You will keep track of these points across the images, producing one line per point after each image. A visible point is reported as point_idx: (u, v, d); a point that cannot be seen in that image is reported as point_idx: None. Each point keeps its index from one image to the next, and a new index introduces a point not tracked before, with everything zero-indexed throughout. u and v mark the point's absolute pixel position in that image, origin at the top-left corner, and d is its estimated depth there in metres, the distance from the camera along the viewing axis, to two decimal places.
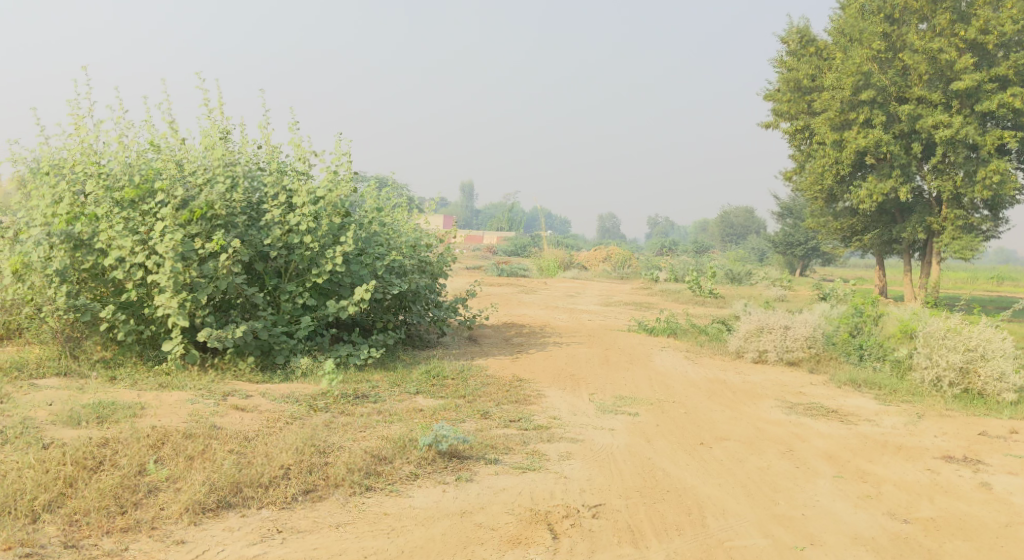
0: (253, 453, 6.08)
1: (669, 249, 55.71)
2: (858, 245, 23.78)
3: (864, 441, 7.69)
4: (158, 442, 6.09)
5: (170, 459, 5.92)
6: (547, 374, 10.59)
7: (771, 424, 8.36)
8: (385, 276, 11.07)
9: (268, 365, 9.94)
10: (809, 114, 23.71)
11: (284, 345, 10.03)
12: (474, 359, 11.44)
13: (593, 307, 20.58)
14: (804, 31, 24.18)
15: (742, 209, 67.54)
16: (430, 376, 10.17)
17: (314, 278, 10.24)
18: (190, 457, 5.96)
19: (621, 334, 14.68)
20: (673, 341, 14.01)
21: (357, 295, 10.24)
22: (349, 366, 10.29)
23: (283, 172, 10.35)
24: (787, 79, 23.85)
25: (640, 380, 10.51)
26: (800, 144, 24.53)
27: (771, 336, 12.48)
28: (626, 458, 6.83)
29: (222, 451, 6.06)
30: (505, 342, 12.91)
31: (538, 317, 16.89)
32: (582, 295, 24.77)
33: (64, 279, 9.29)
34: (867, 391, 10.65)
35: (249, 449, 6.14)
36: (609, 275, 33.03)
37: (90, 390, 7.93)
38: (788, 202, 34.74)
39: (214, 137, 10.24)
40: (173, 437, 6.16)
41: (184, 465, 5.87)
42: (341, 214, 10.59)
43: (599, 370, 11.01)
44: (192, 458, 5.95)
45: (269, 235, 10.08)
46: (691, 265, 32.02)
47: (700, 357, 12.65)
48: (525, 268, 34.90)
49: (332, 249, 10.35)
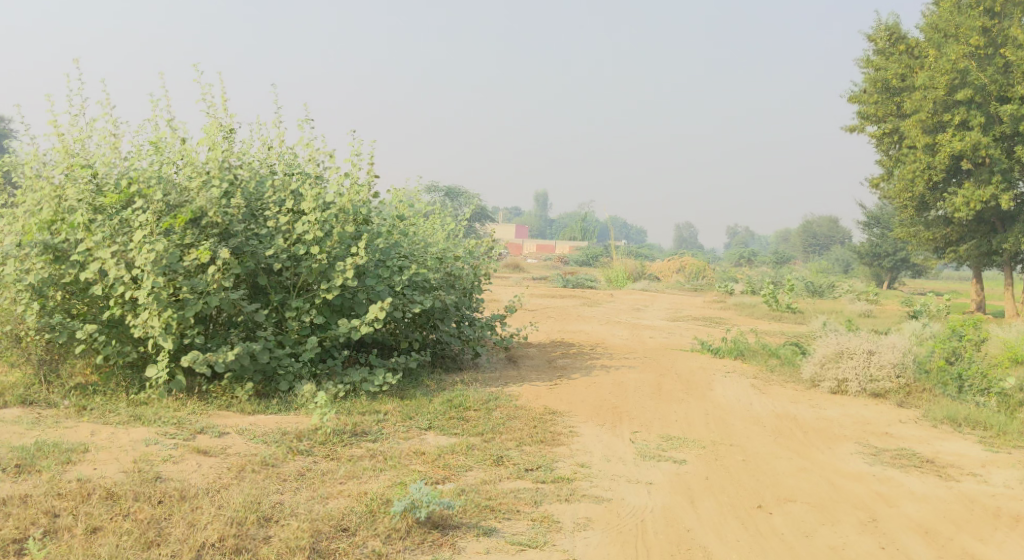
0: (163, 531, 4.94)
1: (747, 261, 53.47)
2: (952, 257, 21.73)
3: (970, 508, 6.20)
4: (53, 512, 5.00)
5: (59, 537, 4.84)
6: (586, 405, 9.24)
7: (848, 479, 6.89)
8: (407, 291, 9.86)
9: (270, 393, 8.79)
10: (898, 117, 21.80)
11: (288, 370, 8.88)
12: (507, 386, 10.16)
13: (658, 323, 19.03)
14: (894, 28, 22.30)
15: (826, 219, 64.69)
16: (451, 407, 8.89)
17: (323, 294, 9.07)
18: (92, 530, 4.91)
19: (681, 354, 13.21)
20: (740, 364, 12.48)
21: (370, 314, 9.03)
22: (361, 394, 9.11)
23: (292, 175, 9.24)
24: (874, 79, 21.98)
25: (694, 415, 9.03)
26: (888, 148, 22.57)
27: (852, 362, 10.95)
28: (659, 531, 5.63)
29: (125, 526, 4.93)
30: (547, 365, 11.58)
31: (595, 334, 15.43)
32: (649, 309, 23.18)
33: (39, 295, 8.14)
34: (969, 431, 9.02)
35: (161, 525, 4.99)
36: (681, 288, 31.28)
37: (43, 422, 6.73)
38: (875, 210, 32.72)
39: (215, 135, 9.16)
40: (76, 506, 5.06)
41: (70, 546, 4.77)
42: (356, 222, 9.43)
43: (649, 402, 9.58)
44: (85, 537, 4.84)
45: (272, 246, 8.93)
46: (769, 277, 30.09)
47: (768, 386, 11.06)
48: (593, 279, 33.36)
49: (344, 261, 9.17)
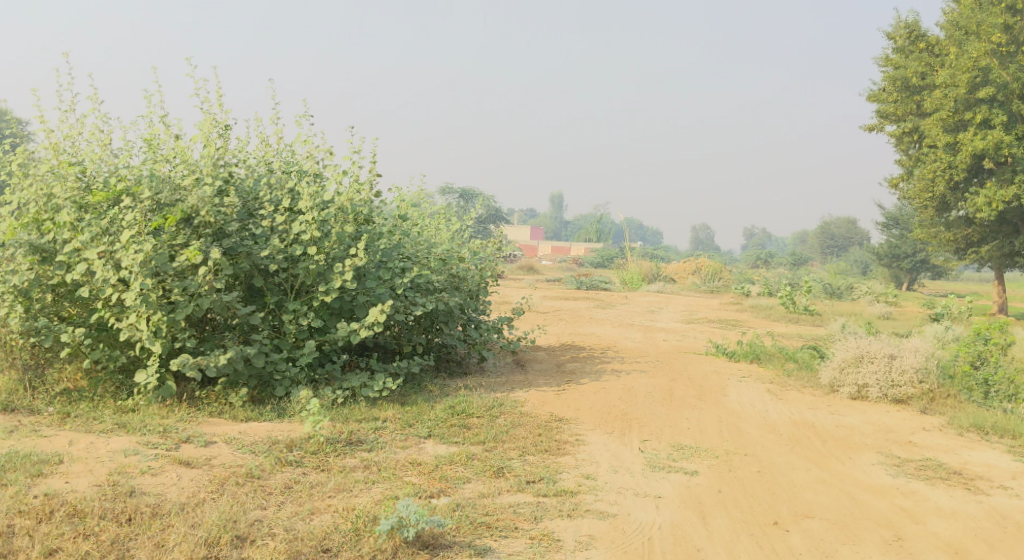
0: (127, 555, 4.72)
1: (764, 263, 52.87)
2: (973, 258, 21.22)
3: (1002, 526, 5.85)
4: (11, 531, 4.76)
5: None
6: (595, 412, 8.86)
7: (870, 492, 6.53)
8: (409, 293, 9.50)
9: (265, 398, 8.47)
10: (918, 116, 21.31)
11: (285, 375, 8.55)
12: (513, 392, 9.81)
13: (672, 326, 18.62)
14: (913, 26, 21.80)
15: (844, 220, 63.92)
16: (453, 413, 8.52)
17: (321, 296, 8.74)
18: (49, 553, 4.68)
19: (695, 358, 12.82)
20: (755, 368, 12.07)
21: (370, 317, 8.69)
22: (360, 400, 8.78)
23: (289, 173, 8.92)
24: (893, 78, 21.48)
25: (707, 423, 8.64)
26: (908, 148, 22.05)
27: (873, 368, 10.52)
28: (667, 551, 5.33)
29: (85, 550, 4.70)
30: (556, 370, 11.22)
31: (607, 337, 15.03)
32: (663, 311, 22.75)
33: (26, 297, 7.87)
34: (997, 440, 8.59)
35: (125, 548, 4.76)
36: (697, 290, 30.83)
37: (21, 431, 6.42)
38: (894, 210, 32.18)
39: (210, 132, 8.85)
40: (35, 524, 4.82)
41: None
42: (355, 221, 9.10)
43: (660, 408, 9.19)
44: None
45: (267, 247, 8.61)
46: (786, 279, 29.59)
47: (785, 392, 10.63)
48: (606, 281, 32.94)
49: (342, 262, 8.83)
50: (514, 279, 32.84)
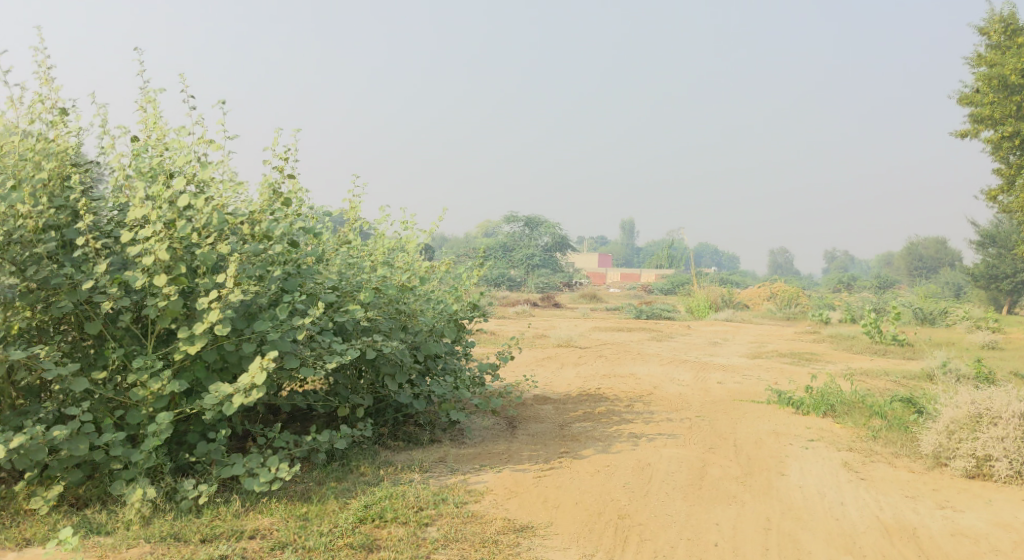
0: None
1: (847, 286, 48.89)
2: None
3: None
4: None
5: None
6: (578, 515, 5.92)
7: None
8: (323, 339, 6.73)
9: (93, 498, 5.91)
10: (1020, 118, 17.74)
11: (124, 464, 5.96)
12: (475, 474, 6.89)
13: (734, 362, 15.39)
14: (1010, 18, 18.45)
15: (933, 239, 59.16)
16: (359, 521, 5.69)
17: (180, 347, 6.14)
18: None
19: (749, 409, 9.75)
20: (828, 426, 8.96)
21: (244, 376, 5.99)
22: (238, 498, 6.02)
23: (145, 174, 6.43)
24: (988, 76, 18.00)
25: (746, 536, 5.74)
26: (1008, 155, 18.46)
27: (997, 432, 7.34)
28: None
29: None
30: (555, 435, 8.28)
31: (645, 380, 11.99)
32: (727, 344, 19.47)
33: None
34: None
35: None
36: (772, 317, 27.43)
37: None
38: (990, 227, 28.42)
39: (40, 120, 6.43)
40: None
41: None
42: (239, 238, 6.49)
43: (679, 504, 6.20)
44: None
45: (99, 276, 6.08)
46: (871, 304, 25.99)
47: (869, 467, 7.48)
48: (671, 309, 29.75)
49: (208, 296, 6.18)
50: (569, 309, 29.76)
